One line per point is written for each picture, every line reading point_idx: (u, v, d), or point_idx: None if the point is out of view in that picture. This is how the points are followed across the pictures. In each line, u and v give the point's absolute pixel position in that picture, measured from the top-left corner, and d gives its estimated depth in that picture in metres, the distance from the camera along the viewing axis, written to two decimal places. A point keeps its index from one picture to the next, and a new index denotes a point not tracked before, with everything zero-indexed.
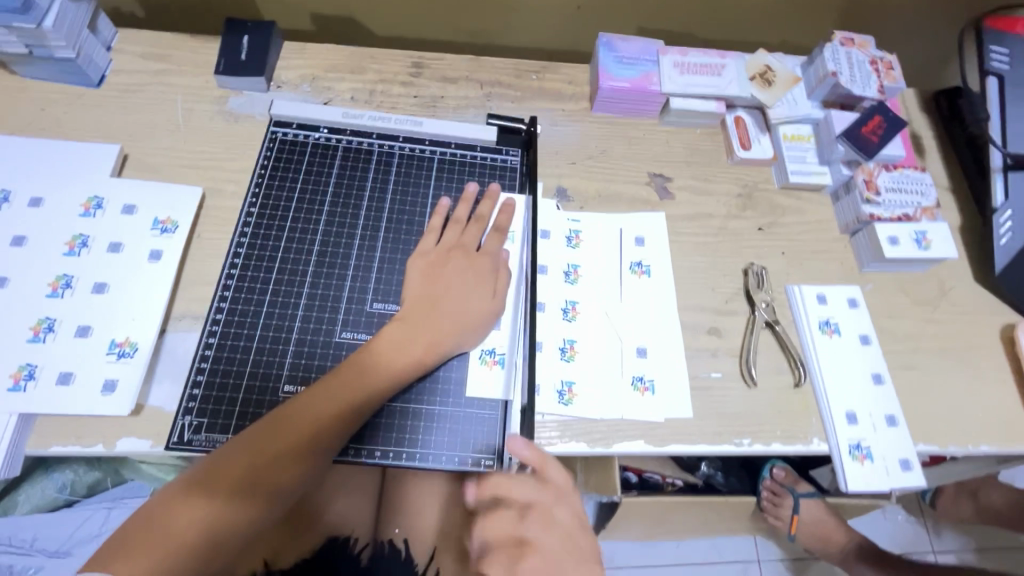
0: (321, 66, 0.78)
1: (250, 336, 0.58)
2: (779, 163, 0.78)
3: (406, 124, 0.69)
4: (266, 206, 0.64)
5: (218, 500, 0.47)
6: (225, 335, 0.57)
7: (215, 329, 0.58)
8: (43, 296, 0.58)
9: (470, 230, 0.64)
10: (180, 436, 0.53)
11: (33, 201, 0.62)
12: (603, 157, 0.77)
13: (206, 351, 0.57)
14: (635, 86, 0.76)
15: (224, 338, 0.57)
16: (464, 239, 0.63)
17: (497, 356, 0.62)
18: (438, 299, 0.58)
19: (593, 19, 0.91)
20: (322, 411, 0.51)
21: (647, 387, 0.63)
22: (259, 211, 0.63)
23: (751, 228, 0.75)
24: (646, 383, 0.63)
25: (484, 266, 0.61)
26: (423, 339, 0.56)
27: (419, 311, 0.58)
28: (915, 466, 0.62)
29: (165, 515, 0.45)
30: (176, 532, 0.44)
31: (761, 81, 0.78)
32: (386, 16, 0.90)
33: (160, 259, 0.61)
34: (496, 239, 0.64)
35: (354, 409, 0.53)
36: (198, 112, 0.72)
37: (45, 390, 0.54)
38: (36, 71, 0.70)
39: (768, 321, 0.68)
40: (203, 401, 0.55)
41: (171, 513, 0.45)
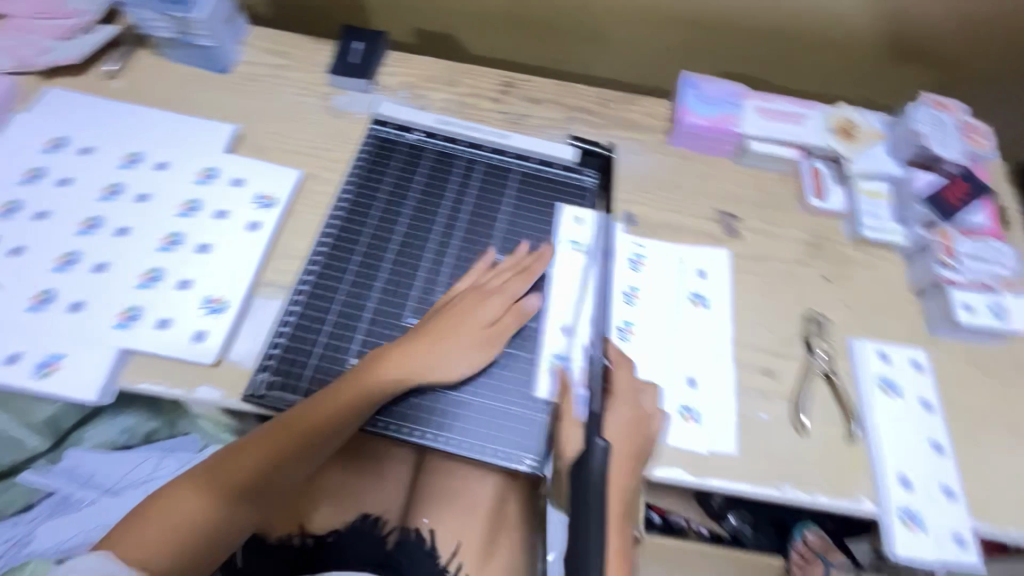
0: (420, 75, 0.84)
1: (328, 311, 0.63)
2: (853, 217, 0.77)
3: (493, 135, 0.74)
4: (359, 195, 0.70)
5: (211, 497, 0.52)
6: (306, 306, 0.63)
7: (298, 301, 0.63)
8: (156, 248, 0.65)
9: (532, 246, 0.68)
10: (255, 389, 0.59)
11: (159, 164, 0.70)
12: (674, 189, 0.79)
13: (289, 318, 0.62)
14: (713, 125, 0.79)
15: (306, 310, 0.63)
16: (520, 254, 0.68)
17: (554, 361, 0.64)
18: (448, 314, 0.63)
19: (678, 58, 0.95)
20: (314, 424, 0.56)
21: (693, 416, 0.64)
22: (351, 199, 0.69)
23: (816, 277, 0.74)
24: (692, 412, 0.64)
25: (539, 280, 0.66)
26: (431, 351, 0.61)
27: (438, 327, 0.62)
28: (971, 545, 0.59)
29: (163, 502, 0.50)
30: (163, 524, 0.49)
31: (842, 134, 0.79)
32: (482, 37, 0.96)
33: (257, 229, 0.67)
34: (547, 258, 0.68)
35: (339, 423, 0.57)
36: (307, 105, 0.79)
37: (145, 331, 0.60)
38: (178, 55, 0.79)
39: (825, 370, 0.67)
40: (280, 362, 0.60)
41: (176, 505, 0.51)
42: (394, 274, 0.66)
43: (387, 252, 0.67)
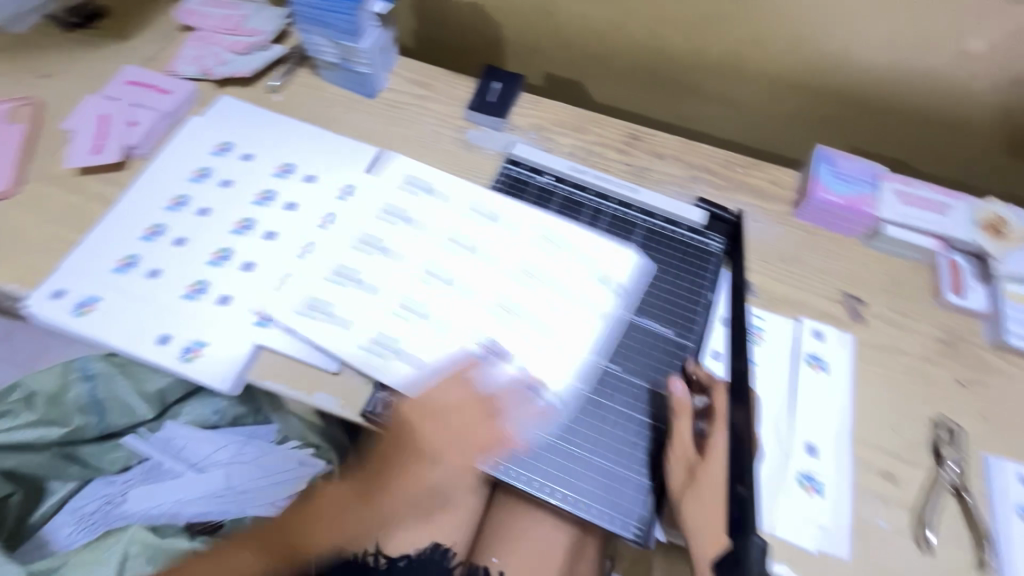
0: (550, 119, 0.87)
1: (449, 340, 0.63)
2: (994, 320, 0.72)
3: (622, 188, 0.74)
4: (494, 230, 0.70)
5: None
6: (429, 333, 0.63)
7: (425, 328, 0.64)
8: (295, 255, 0.69)
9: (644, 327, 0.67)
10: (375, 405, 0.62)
11: (307, 177, 0.76)
12: (796, 263, 0.76)
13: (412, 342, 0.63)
14: (848, 204, 0.76)
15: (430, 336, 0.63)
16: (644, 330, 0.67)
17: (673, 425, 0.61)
18: None
19: (807, 129, 0.93)
20: None
21: (814, 488, 0.61)
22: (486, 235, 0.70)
23: (948, 379, 0.69)
24: (814, 483, 0.61)
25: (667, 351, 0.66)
26: None
27: None
28: None
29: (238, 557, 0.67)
30: None
31: (992, 231, 0.74)
32: (609, 87, 0.98)
33: (387, 248, 0.71)
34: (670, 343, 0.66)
35: None
36: (443, 136, 0.84)
37: (280, 331, 0.65)
38: (334, 77, 0.86)
39: (955, 484, 0.62)
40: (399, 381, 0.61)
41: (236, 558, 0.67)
42: (516, 314, 0.65)
43: (511, 291, 0.66)
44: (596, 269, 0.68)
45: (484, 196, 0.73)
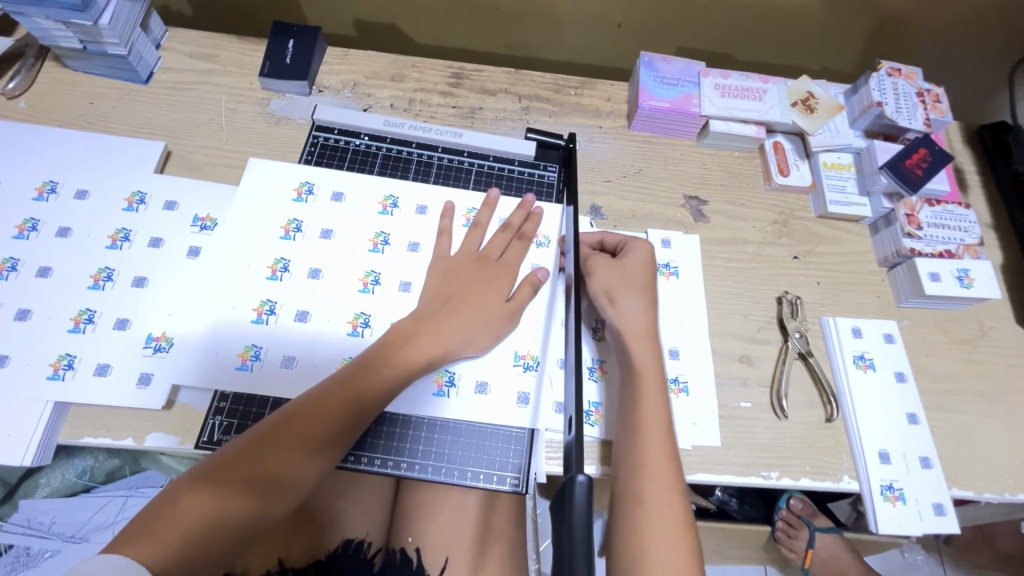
0: (362, 72, 0.78)
1: (287, 342, 0.58)
2: (818, 192, 0.76)
3: (445, 135, 0.70)
4: (291, 216, 0.64)
5: None
6: (262, 346, 0.58)
7: (255, 343, 0.58)
8: (85, 288, 0.59)
9: (511, 244, 0.64)
10: (215, 434, 0.55)
11: (79, 193, 0.63)
12: (638, 176, 0.76)
13: (242, 360, 0.57)
14: (675, 107, 0.75)
15: (261, 346, 0.58)
16: (491, 248, 0.63)
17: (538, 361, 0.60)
18: None
19: (633, 37, 0.91)
20: None
21: (681, 389, 0.64)
22: (287, 223, 0.63)
23: (786, 256, 0.74)
24: (680, 385, 0.64)
25: (506, 274, 0.62)
26: None
27: None
28: (950, 511, 0.60)
29: (177, 506, 0.44)
30: None
31: (803, 107, 0.77)
32: (427, 26, 0.90)
33: (198, 256, 0.62)
34: (520, 249, 0.64)
35: None
36: (242, 113, 0.73)
37: (83, 381, 0.55)
38: (89, 66, 0.71)
39: (801, 352, 0.67)
40: (239, 405, 0.56)
41: (175, 502, 0.44)
42: (348, 296, 0.60)
43: (334, 275, 0.61)
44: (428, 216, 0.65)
45: (254, 176, 0.65)
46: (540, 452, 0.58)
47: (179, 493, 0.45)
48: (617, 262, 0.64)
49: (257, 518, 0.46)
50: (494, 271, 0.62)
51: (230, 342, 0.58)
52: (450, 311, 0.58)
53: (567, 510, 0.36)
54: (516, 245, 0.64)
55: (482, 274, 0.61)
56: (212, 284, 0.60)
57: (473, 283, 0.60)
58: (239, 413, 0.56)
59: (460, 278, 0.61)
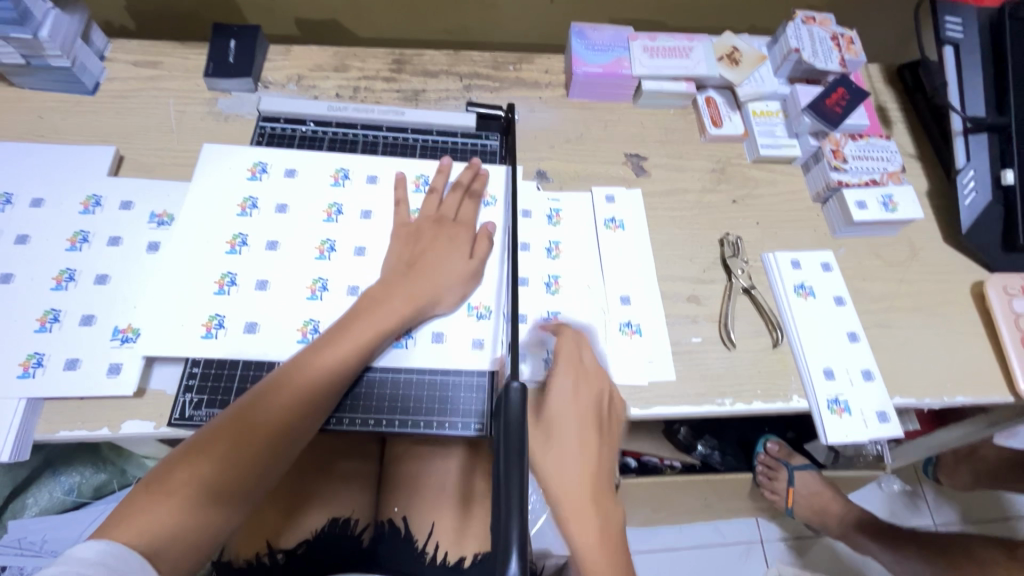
0: (306, 66, 0.81)
1: (251, 315, 0.60)
2: (750, 138, 0.81)
3: (389, 114, 0.73)
4: (246, 194, 0.66)
5: None
6: (225, 316, 0.60)
7: (217, 312, 0.60)
8: (48, 289, 0.60)
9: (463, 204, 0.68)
10: (188, 411, 0.57)
11: (35, 201, 0.65)
12: (579, 140, 0.80)
13: (207, 330, 0.59)
14: (608, 71, 0.79)
15: (227, 323, 0.60)
16: (446, 209, 0.66)
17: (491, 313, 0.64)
18: None
19: (567, 12, 0.95)
20: None
21: (634, 331, 0.67)
22: (242, 200, 0.66)
23: (725, 201, 0.78)
24: (633, 327, 0.67)
25: (461, 229, 0.65)
26: None
27: None
28: (893, 417, 0.65)
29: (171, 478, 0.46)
30: None
31: (729, 61, 0.81)
32: (367, 20, 0.93)
33: (158, 250, 0.64)
34: (472, 207, 0.68)
35: None
36: (191, 114, 0.75)
37: (54, 376, 0.57)
38: (34, 82, 0.73)
39: (745, 287, 0.71)
40: (208, 383, 0.58)
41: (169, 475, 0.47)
42: (306, 266, 0.63)
43: (289, 246, 0.64)
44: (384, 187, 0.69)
45: (208, 161, 0.68)
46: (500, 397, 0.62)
47: (171, 467, 0.47)
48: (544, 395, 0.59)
49: (222, 520, 0.48)
50: (454, 232, 0.65)
51: (193, 320, 0.60)
52: (415, 282, 0.61)
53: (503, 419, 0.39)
54: (467, 203, 0.68)
55: (442, 234, 0.64)
56: (175, 268, 0.62)
57: (434, 245, 0.64)
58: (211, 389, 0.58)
59: (423, 240, 0.64)
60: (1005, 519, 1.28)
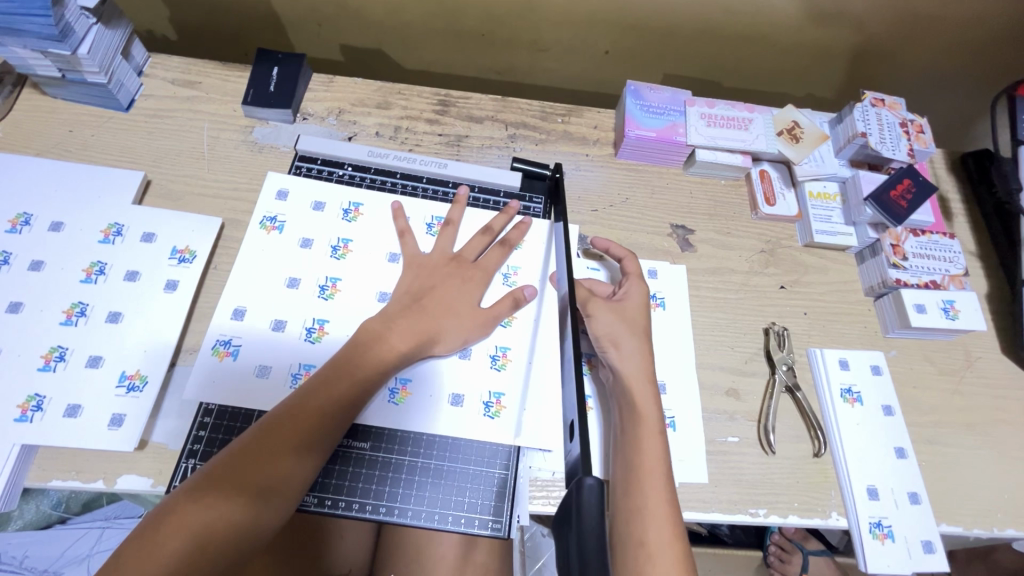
0: (348, 99, 0.78)
1: (343, 323, 0.60)
2: (804, 221, 0.76)
3: (430, 165, 0.70)
4: (272, 217, 0.64)
5: None
6: (231, 338, 0.58)
7: (223, 337, 0.58)
8: (57, 323, 0.57)
9: (629, 283, 0.64)
10: (230, 335, 0.58)
11: (54, 225, 0.62)
12: (624, 206, 0.76)
13: (322, 291, 0.61)
14: (661, 136, 0.75)
15: (323, 314, 0.60)
16: (468, 251, 0.64)
17: (591, 399, 0.61)
18: None
19: (620, 64, 0.92)
20: None
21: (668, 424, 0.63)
22: (268, 223, 0.64)
23: (773, 286, 0.73)
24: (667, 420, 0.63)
25: (478, 278, 0.62)
26: None
27: None
28: (939, 549, 0.60)
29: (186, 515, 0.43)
30: None
31: (789, 137, 0.77)
32: (414, 52, 0.91)
33: (176, 290, 0.61)
34: (499, 254, 0.64)
35: None
36: (224, 141, 0.72)
37: (52, 422, 0.53)
38: (67, 94, 0.70)
39: (788, 385, 0.66)
40: (258, 343, 0.58)
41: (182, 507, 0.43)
42: (417, 313, 0.57)
43: (407, 289, 0.60)
44: (422, 220, 0.67)
45: (265, 193, 0.65)
46: (523, 492, 0.57)
47: (179, 502, 0.43)
48: (616, 306, 0.61)
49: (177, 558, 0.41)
50: (642, 330, 0.60)
51: (312, 271, 0.62)
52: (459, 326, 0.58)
53: (573, 520, 0.29)
54: (641, 288, 0.63)
55: (622, 325, 0.60)
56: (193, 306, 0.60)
57: (598, 310, 0.61)
58: (235, 356, 0.57)
59: (444, 295, 0.60)
60: None
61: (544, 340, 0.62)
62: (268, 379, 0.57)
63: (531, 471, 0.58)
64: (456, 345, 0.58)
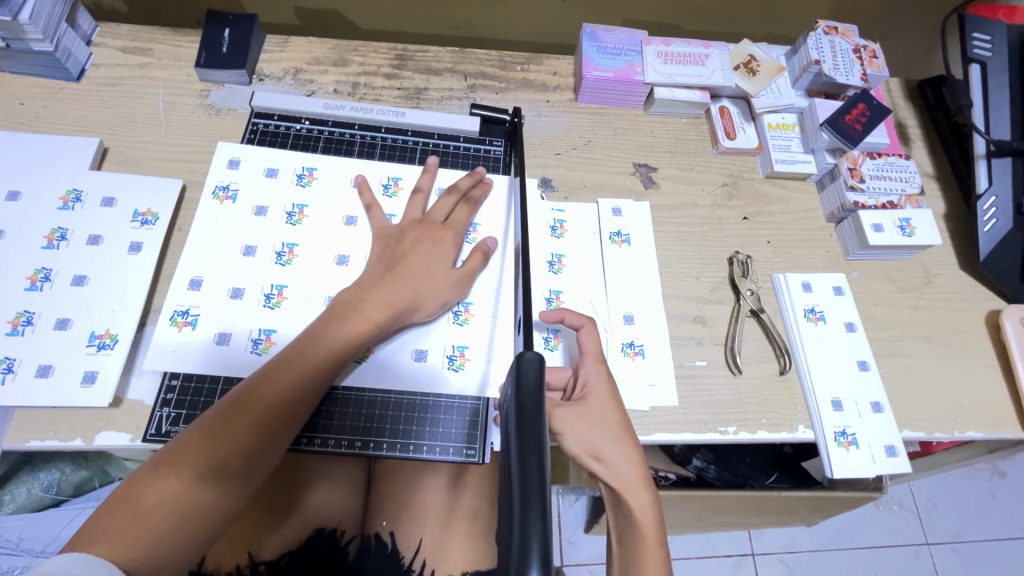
0: (303, 59, 0.77)
1: (302, 288, 0.59)
2: (764, 153, 0.77)
3: (388, 114, 0.70)
4: (224, 186, 0.63)
5: None
6: (189, 308, 0.57)
7: (182, 309, 0.57)
8: (22, 290, 0.57)
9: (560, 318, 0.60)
10: (188, 305, 0.57)
11: (11, 195, 0.61)
12: (586, 148, 0.76)
13: (279, 258, 0.60)
14: (619, 76, 0.76)
15: (282, 280, 0.59)
16: (436, 211, 0.64)
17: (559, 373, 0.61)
18: None
19: (579, 11, 0.91)
20: None
21: (637, 352, 0.64)
22: (220, 192, 0.63)
23: (736, 218, 0.75)
24: (636, 348, 0.64)
25: (450, 236, 0.62)
26: None
27: None
28: (901, 452, 0.62)
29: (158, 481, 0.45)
30: None
31: (745, 71, 0.77)
32: (370, 11, 0.90)
33: (140, 251, 0.61)
34: (466, 211, 0.65)
35: None
36: (180, 105, 0.72)
37: (25, 383, 0.54)
38: (15, 66, 0.69)
39: (753, 309, 0.68)
40: (217, 312, 0.57)
41: (145, 486, 0.44)
42: (393, 283, 0.57)
43: (380, 258, 0.59)
44: (379, 179, 0.67)
45: (217, 160, 0.64)
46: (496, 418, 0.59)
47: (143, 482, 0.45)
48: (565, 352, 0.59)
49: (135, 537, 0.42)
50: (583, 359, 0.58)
51: (269, 238, 0.61)
52: (431, 293, 0.58)
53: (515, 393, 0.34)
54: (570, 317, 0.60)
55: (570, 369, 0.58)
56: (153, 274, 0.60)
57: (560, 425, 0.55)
58: (194, 326, 0.57)
59: (414, 258, 0.59)
60: (1003, 541, 1.24)
61: (507, 289, 0.63)
62: (229, 346, 0.56)
63: None
64: (435, 309, 0.58)
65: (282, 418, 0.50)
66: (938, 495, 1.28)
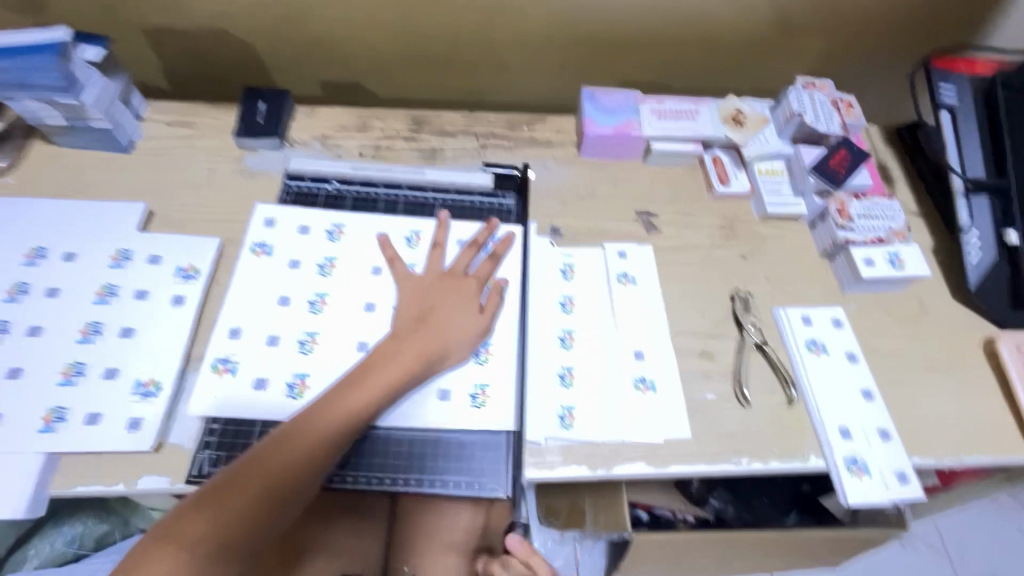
0: (330, 126, 0.85)
1: (333, 334, 0.64)
2: (757, 197, 0.83)
3: (410, 173, 0.78)
4: (261, 242, 0.69)
5: None
6: (229, 356, 0.62)
7: (222, 356, 0.61)
8: (74, 342, 0.62)
9: None
10: (228, 353, 0.62)
11: (67, 255, 0.67)
12: (591, 197, 0.82)
13: (312, 306, 0.65)
14: (618, 132, 0.83)
15: (314, 326, 0.64)
16: (459, 263, 0.69)
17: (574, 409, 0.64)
18: None
19: (578, 75, 1.00)
20: None
21: (649, 387, 0.67)
22: (258, 248, 0.68)
23: (735, 257, 0.79)
24: (647, 383, 0.67)
25: (473, 287, 0.67)
26: None
27: None
28: (913, 479, 0.64)
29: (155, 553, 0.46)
30: None
31: (733, 123, 0.85)
32: (388, 81, 0.99)
33: (183, 304, 0.66)
34: (488, 265, 0.70)
35: None
36: (219, 171, 0.79)
37: (75, 430, 0.57)
38: (74, 141, 0.77)
39: (757, 342, 0.72)
40: (255, 359, 0.62)
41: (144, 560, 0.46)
42: (422, 334, 0.62)
43: (411, 309, 0.64)
44: (402, 232, 0.72)
45: (255, 219, 0.70)
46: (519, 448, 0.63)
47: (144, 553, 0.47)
48: None
49: None
50: None
51: (301, 289, 0.66)
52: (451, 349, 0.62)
53: None
54: None
55: None
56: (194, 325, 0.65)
57: None
58: (234, 372, 0.61)
59: (439, 309, 0.64)
60: None
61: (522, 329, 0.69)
62: (265, 391, 0.60)
63: (543, 442, 0.62)
64: (462, 355, 0.63)
65: (281, 494, 0.52)
66: (963, 531, 1.25)
